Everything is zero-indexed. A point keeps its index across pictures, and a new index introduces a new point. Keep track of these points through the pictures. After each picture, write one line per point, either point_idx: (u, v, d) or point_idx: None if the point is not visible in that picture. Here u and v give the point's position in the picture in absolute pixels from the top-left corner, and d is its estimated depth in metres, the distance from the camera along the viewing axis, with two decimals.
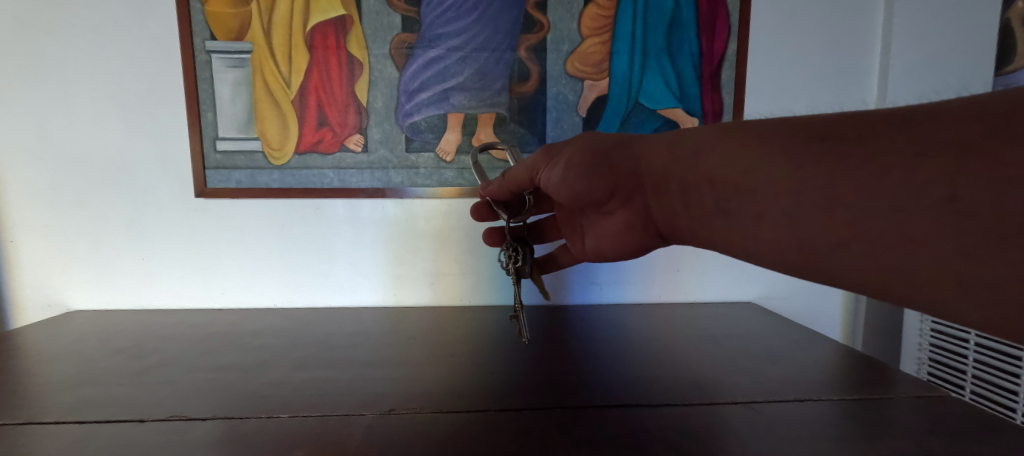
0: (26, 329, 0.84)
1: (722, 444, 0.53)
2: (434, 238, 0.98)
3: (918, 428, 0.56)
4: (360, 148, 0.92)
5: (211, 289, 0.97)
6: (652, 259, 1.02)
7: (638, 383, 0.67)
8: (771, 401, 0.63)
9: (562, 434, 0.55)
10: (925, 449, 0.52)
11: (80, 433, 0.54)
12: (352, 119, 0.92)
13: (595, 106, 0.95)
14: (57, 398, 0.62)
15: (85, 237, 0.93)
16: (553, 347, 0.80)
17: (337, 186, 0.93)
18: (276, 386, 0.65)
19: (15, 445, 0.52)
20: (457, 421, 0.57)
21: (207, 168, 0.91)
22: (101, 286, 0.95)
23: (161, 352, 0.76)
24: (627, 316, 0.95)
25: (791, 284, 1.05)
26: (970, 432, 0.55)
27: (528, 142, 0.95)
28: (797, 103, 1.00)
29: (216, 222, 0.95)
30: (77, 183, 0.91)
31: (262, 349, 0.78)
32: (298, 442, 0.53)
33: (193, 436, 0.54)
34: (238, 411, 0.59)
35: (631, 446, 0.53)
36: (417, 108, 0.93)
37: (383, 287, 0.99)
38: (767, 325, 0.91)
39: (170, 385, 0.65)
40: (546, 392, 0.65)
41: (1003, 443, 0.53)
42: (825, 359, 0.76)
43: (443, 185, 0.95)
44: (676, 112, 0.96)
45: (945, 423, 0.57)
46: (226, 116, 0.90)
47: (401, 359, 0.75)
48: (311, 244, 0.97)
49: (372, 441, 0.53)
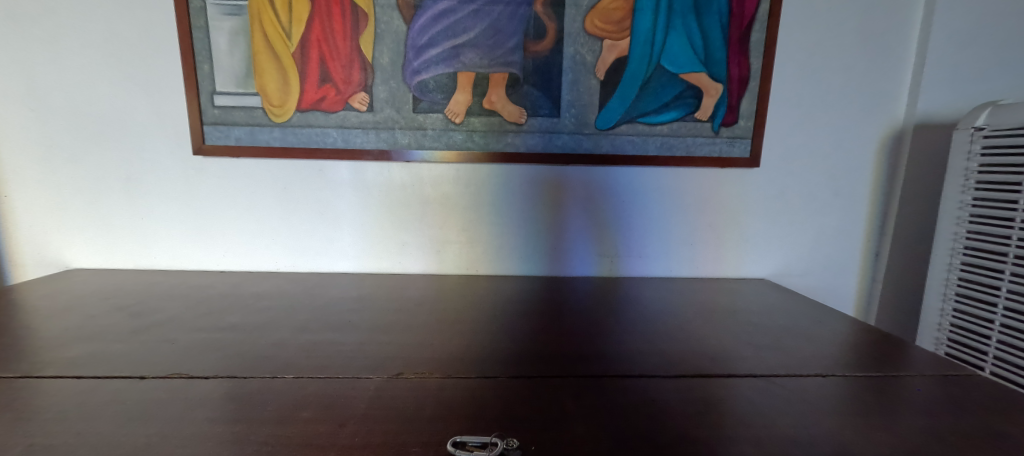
0: (25, 286, 0.82)
1: (743, 415, 0.53)
2: (440, 204, 0.95)
3: (943, 403, 0.56)
4: (364, 107, 0.88)
5: (212, 251, 0.94)
6: (662, 227, 0.99)
7: (652, 356, 0.66)
8: (794, 374, 0.62)
9: (576, 401, 0.55)
10: (951, 426, 0.51)
11: (78, 388, 0.54)
12: (356, 76, 0.87)
13: (615, 68, 0.90)
14: (55, 353, 0.61)
15: (79, 192, 0.90)
16: (561, 316, 0.79)
17: (341, 147, 0.90)
18: (279, 348, 0.64)
19: (15, 398, 0.51)
20: (465, 386, 0.57)
21: (206, 124, 0.87)
22: (99, 244, 0.93)
23: (162, 310, 0.75)
24: (638, 289, 0.93)
25: (807, 262, 1.02)
26: (995, 410, 0.54)
27: (541, 105, 0.90)
28: (828, 69, 0.94)
29: (214, 182, 0.91)
30: (70, 137, 0.88)
31: (264, 311, 0.76)
32: (302, 403, 0.52)
33: (195, 394, 0.53)
34: (240, 370, 0.58)
35: (650, 418, 0.52)
36: (425, 66, 0.87)
37: (389, 253, 0.97)
38: (780, 301, 0.89)
39: (171, 344, 0.64)
40: (557, 360, 0.64)
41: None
42: (843, 335, 0.74)
43: (451, 148, 0.91)
44: (699, 77, 0.91)
45: (969, 400, 0.56)
46: (224, 69, 0.85)
47: (407, 324, 0.73)
48: (313, 207, 0.93)
49: (379, 405, 0.52)
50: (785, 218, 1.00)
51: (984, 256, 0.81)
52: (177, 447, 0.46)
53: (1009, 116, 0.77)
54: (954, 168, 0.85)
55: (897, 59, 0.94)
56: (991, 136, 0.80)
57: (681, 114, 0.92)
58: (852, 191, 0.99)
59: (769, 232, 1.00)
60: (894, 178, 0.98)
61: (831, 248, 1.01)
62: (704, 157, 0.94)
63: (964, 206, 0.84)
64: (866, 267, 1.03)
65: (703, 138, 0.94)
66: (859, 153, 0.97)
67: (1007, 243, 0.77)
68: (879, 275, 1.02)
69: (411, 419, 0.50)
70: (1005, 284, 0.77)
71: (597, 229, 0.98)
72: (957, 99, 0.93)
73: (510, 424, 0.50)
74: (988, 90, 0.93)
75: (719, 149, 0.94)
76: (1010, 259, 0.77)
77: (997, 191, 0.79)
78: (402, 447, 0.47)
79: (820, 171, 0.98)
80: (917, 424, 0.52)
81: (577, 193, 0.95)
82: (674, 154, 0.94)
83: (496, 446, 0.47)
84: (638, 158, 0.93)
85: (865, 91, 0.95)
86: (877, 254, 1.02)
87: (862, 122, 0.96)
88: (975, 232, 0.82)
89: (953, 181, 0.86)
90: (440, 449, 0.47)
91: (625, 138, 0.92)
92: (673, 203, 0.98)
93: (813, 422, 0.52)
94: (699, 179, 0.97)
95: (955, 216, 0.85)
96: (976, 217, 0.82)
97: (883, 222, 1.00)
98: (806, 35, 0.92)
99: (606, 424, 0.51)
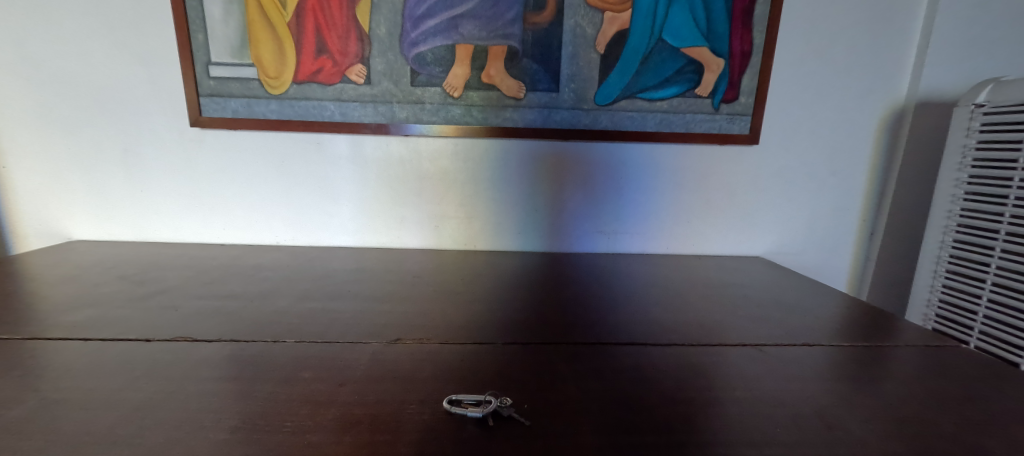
0: (28, 257, 0.84)
1: (728, 380, 0.55)
2: (438, 179, 0.95)
3: (919, 370, 0.58)
4: (362, 79, 0.87)
5: (212, 224, 0.95)
6: (659, 204, 0.99)
7: (644, 326, 0.68)
8: (781, 344, 0.64)
9: (569, 366, 0.57)
10: (924, 391, 0.54)
11: (88, 350, 0.56)
12: (353, 47, 0.86)
13: (615, 41, 0.88)
14: (64, 318, 0.63)
15: (75, 165, 0.90)
16: (558, 289, 0.81)
17: (339, 120, 0.89)
18: (281, 315, 0.66)
19: (28, 358, 0.54)
20: (464, 351, 0.59)
21: (202, 95, 0.87)
22: (99, 215, 0.94)
23: (166, 280, 0.77)
24: (635, 265, 0.94)
25: (801, 240, 1.04)
26: (969, 376, 0.57)
27: (540, 79, 0.89)
28: (833, 44, 0.92)
29: (211, 154, 0.91)
30: (63, 108, 0.87)
31: (266, 281, 0.78)
32: (305, 364, 0.55)
33: (202, 356, 0.56)
34: (245, 335, 0.60)
35: (640, 380, 0.55)
36: (423, 37, 0.86)
37: (387, 227, 0.98)
38: (774, 278, 0.91)
39: (176, 311, 0.66)
40: (551, 329, 0.66)
41: (1007, 391, 0.54)
42: (832, 309, 0.76)
43: (449, 123, 0.90)
44: (701, 52, 0.90)
45: (948, 368, 0.59)
46: (218, 38, 0.84)
47: (405, 295, 0.75)
48: (311, 181, 0.94)
49: (380, 368, 0.55)
50: (782, 196, 1.00)
51: (977, 232, 0.82)
52: (185, 403, 0.48)
53: (1010, 94, 0.77)
54: (953, 145, 0.86)
55: (904, 34, 0.92)
56: (991, 113, 0.80)
57: (682, 89, 0.91)
58: (851, 170, 0.99)
59: (766, 210, 1.01)
60: (893, 158, 0.98)
61: (826, 227, 1.03)
62: (704, 133, 0.94)
63: (959, 184, 0.85)
64: (860, 245, 1.04)
65: (703, 114, 0.93)
66: (859, 131, 0.97)
67: (1000, 220, 0.78)
68: (873, 253, 1.04)
69: (412, 379, 0.53)
70: (995, 260, 0.79)
71: (595, 205, 0.98)
72: (962, 76, 0.92)
73: (507, 385, 0.53)
74: (994, 67, 0.92)
75: (719, 126, 0.94)
76: (1001, 236, 0.78)
77: (993, 169, 0.79)
78: (402, 404, 0.49)
79: (819, 150, 0.98)
80: (894, 389, 0.54)
81: (575, 168, 0.96)
82: (674, 130, 0.94)
83: (491, 402, 0.50)
84: (637, 133, 0.93)
85: (869, 67, 0.94)
86: (871, 232, 1.03)
87: (864, 99, 0.95)
88: (970, 209, 0.83)
89: (951, 159, 0.86)
90: (438, 406, 0.49)
91: (625, 114, 0.92)
92: (671, 180, 0.98)
93: (797, 386, 0.55)
94: (697, 156, 0.97)
95: (950, 195, 0.86)
96: (971, 195, 0.83)
97: (879, 201, 1.01)
98: (812, 8, 0.90)
99: (599, 385, 0.54)
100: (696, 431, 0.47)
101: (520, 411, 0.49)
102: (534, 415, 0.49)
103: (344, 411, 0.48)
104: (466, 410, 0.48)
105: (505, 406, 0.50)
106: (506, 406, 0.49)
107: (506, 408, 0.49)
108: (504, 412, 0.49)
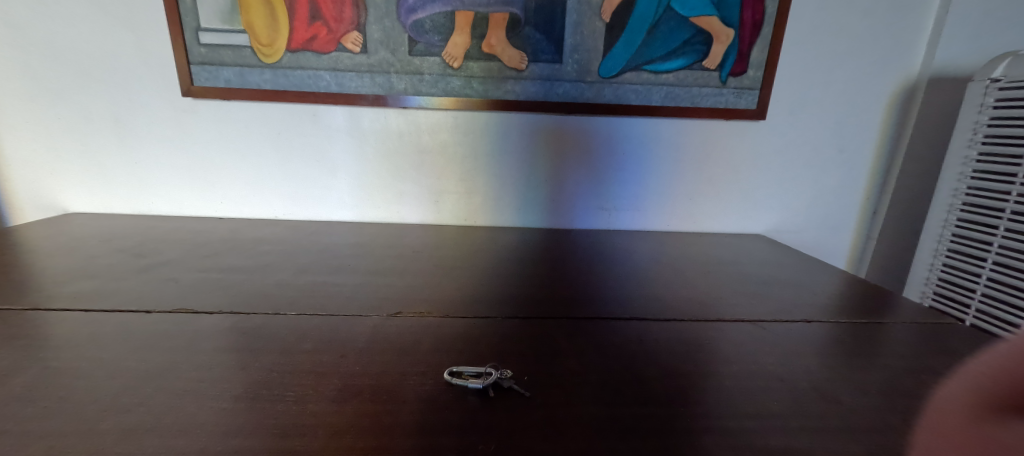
0: (24, 228, 0.83)
1: (727, 356, 0.55)
2: (437, 153, 0.93)
3: (914, 346, 0.58)
4: (358, 47, 0.84)
5: (209, 196, 0.94)
6: (660, 179, 0.98)
7: (644, 302, 0.68)
8: (780, 321, 0.64)
9: (569, 341, 0.57)
10: (917, 366, 0.55)
11: (88, 321, 0.56)
12: (349, 13, 0.82)
13: (621, 9, 0.85)
14: (63, 289, 0.63)
15: (67, 135, 0.88)
16: (558, 265, 0.80)
17: (335, 91, 0.87)
18: (282, 289, 0.66)
19: (28, 329, 0.54)
20: (464, 326, 0.59)
21: (193, 63, 0.84)
22: (94, 186, 0.92)
23: (164, 252, 0.76)
24: (636, 242, 0.94)
25: (804, 218, 1.03)
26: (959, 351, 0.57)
27: (543, 49, 0.86)
28: (848, 13, 0.89)
29: (205, 125, 0.89)
30: (51, 75, 0.85)
31: (265, 255, 0.78)
32: (306, 337, 0.55)
33: (202, 328, 0.56)
34: (245, 308, 0.60)
35: (639, 355, 0.55)
36: (421, 4, 0.83)
37: (387, 201, 0.96)
38: (774, 255, 0.90)
39: (175, 283, 0.66)
40: (552, 304, 0.66)
41: None
42: (831, 286, 0.76)
43: (448, 94, 0.88)
44: (711, 21, 0.86)
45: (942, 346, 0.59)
46: (207, 2, 0.81)
47: (406, 270, 0.75)
48: (309, 153, 0.92)
49: (380, 342, 0.55)
50: (786, 172, 0.99)
51: (982, 210, 0.81)
52: (187, 373, 0.48)
53: None
54: (964, 121, 0.84)
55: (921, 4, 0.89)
56: (1007, 88, 0.78)
57: (689, 61, 0.88)
58: (858, 146, 0.97)
59: (769, 186, 1.00)
60: (901, 134, 0.96)
61: (829, 204, 1.02)
62: (709, 108, 0.92)
63: (968, 161, 0.83)
64: (863, 222, 1.03)
65: (710, 88, 0.90)
66: (869, 106, 0.95)
67: (1006, 199, 0.77)
68: (874, 232, 1.03)
69: (411, 352, 0.53)
70: (998, 239, 0.78)
71: (596, 181, 0.97)
72: (979, 49, 0.89)
73: (506, 359, 0.53)
74: (1012, 39, 0.88)
75: (726, 100, 0.91)
76: (1006, 215, 0.77)
77: (1004, 146, 0.77)
78: (402, 375, 0.49)
79: (826, 125, 0.96)
80: (889, 365, 0.55)
81: (576, 142, 0.94)
82: (678, 105, 0.91)
83: (491, 375, 0.50)
84: (641, 107, 0.91)
85: (883, 39, 0.91)
86: (875, 210, 1.02)
87: (875, 73, 0.93)
88: (977, 187, 0.82)
89: (961, 135, 0.84)
90: (438, 378, 0.49)
91: (630, 87, 0.89)
92: (673, 155, 0.96)
93: (794, 362, 0.55)
94: (701, 131, 0.95)
95: (958, 172, 0.84)
96: (979, 173, 0.81)
97: (885, 178, 1.00)
98: None
99: (597, 360, 0.54)
100: (693, 404, 0.47)
101: (519, 384, 0.49)
102: (533, 388, 0.49)
103: (345, 382, 0.48)
104: (467, 382, 0.48)
105: (504, 378, 0.50)
106: (506, 379, 0.50)
107: (506, 379, 0.49)
108: (504, 385, 0.49)
